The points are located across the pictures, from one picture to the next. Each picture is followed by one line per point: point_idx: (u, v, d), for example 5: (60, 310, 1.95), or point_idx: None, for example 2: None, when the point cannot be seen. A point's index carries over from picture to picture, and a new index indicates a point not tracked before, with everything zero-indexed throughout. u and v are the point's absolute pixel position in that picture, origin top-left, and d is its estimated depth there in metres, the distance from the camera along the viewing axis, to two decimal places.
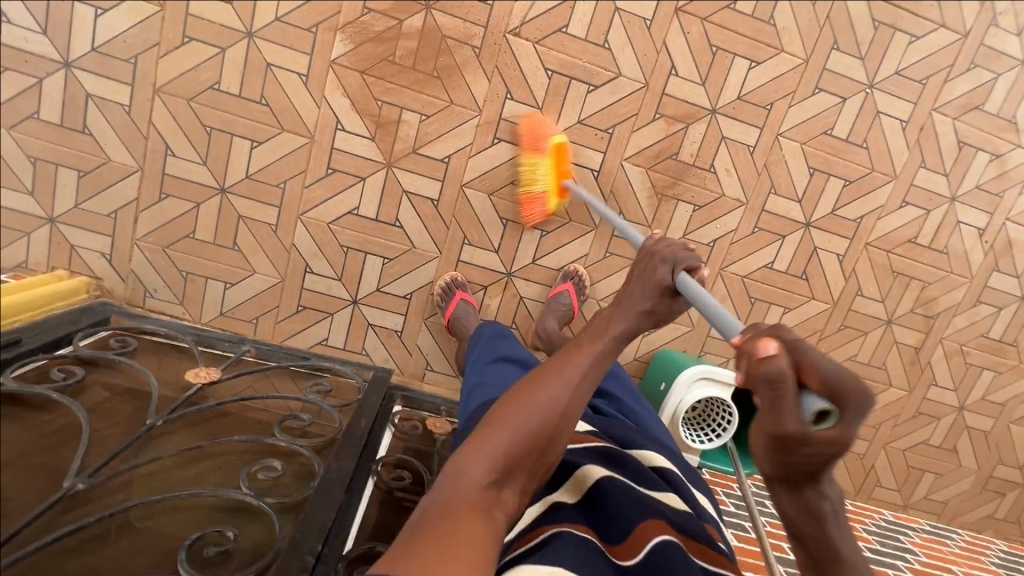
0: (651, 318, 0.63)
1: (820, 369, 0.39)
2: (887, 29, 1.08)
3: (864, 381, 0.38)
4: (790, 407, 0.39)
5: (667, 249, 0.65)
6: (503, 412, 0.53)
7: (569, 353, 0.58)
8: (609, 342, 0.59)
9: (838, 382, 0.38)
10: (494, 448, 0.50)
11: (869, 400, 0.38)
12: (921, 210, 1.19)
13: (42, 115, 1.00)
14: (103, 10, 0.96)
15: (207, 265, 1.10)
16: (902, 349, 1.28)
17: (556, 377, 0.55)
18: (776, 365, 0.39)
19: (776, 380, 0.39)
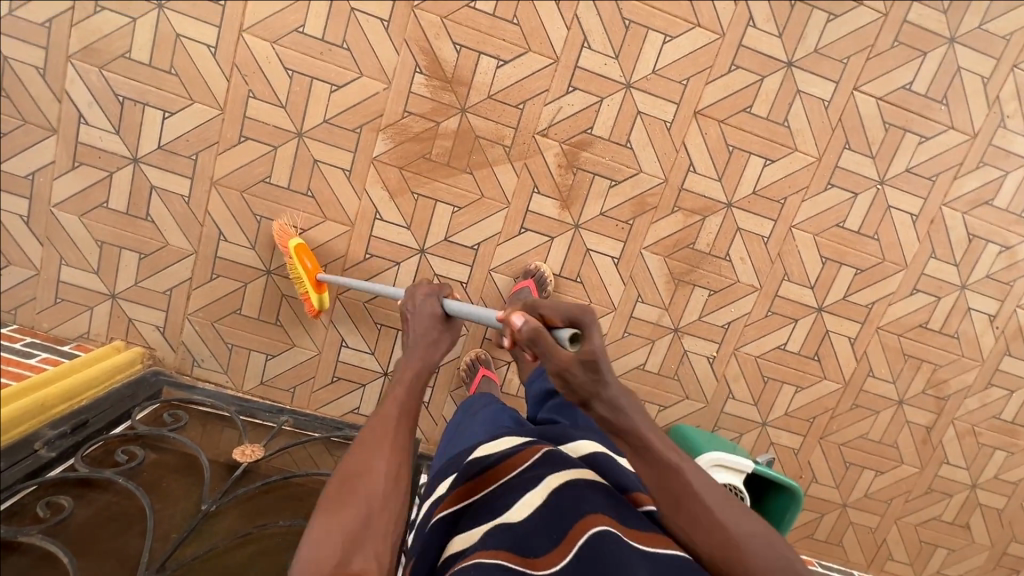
0: (441, 343, 0.74)
1: (551, 309, 0.59)
2: (898, 130, 1.13)
3: (581, 306, 0.58)
4: (548, 343, 0.56)
5: (428, 287, 0.79)
6: (339, 489, 0.54)
7: (380, 410, 0.62)
8: (409, 384, 0.65)
9: (570, 314, 0.58)
10: (328, 530, 0.51)
11: (591, 317, 0.58)
12: (931, 297, 1.23)
13: (110, 203, 1.10)
14: (170, 112, 1.06)
15: (251, 338, 1.18)
16: (913, 428, 1.31)
17: (367, 442, 0.58)
18: (529, 326, 0.56)
19: (533, 334, 0.56)
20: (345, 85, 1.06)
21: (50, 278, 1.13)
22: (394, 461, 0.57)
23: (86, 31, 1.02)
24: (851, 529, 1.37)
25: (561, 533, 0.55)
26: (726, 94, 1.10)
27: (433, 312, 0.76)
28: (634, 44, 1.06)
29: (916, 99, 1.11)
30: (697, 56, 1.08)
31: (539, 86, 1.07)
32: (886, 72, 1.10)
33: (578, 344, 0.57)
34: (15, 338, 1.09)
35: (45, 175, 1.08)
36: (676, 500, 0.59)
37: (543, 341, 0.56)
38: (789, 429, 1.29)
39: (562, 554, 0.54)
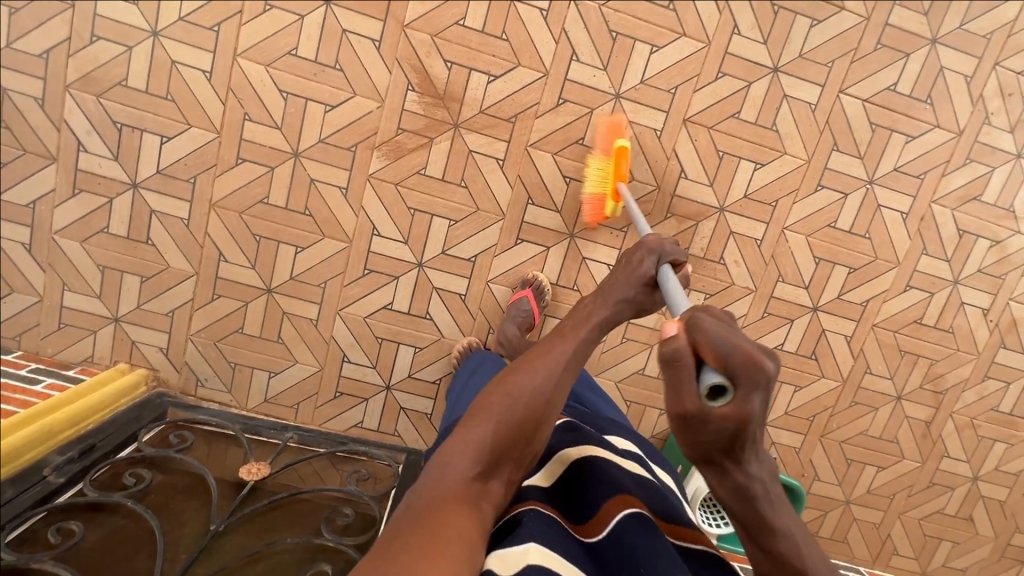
0: (631, 292, 0.70)
1: (711, 343, 0.42)
2: (884, 131, 1.15)
3: (751, 351, 0.40)
4: (679, 383, 0.42)
5: (653, 241, 0.72)
6: (491, 401, 0.58)
7: (547, 345, 0.62)
8: (590, 330, 0.65)
9: (735, 360, 0.40)
10: (474, 440, 0.55)
11: (761, 376, 0.40)
12: (925, 293, 1.24)
13: (111, 228, 1.11)
14: (167, 137, 1.07)
15: (254, 357, 1.19)
16: (913, 423, 1.32)
17: (533, 368, 0.59)
18: (670, 347, 0.43)
19: (668, 359, 0.43)
20: (338, 104, 1.07)
21: (54, 304, 1.14)
22: (548, 403, 0.58)
23: (82, 61, 1.03)
24: (855, 525, 1.38)
25: (607, 496, 0.59)
26: (714, 101, 1.11)
27: (644, 275, 0.70)
28: (622, 56, 1.08)
29: (901, 99, 1.13)
30: (684, 65, 1.09)
31: (530, 99, 1.09)
32: (870, 75, 1.12)
33: (725, 399, 0.42)
34: (20, 364, 1.12)
35: (46, 203, 1.09)
36: None
37: (675, 374, 0.43)
38: (790, 428, 1.30)
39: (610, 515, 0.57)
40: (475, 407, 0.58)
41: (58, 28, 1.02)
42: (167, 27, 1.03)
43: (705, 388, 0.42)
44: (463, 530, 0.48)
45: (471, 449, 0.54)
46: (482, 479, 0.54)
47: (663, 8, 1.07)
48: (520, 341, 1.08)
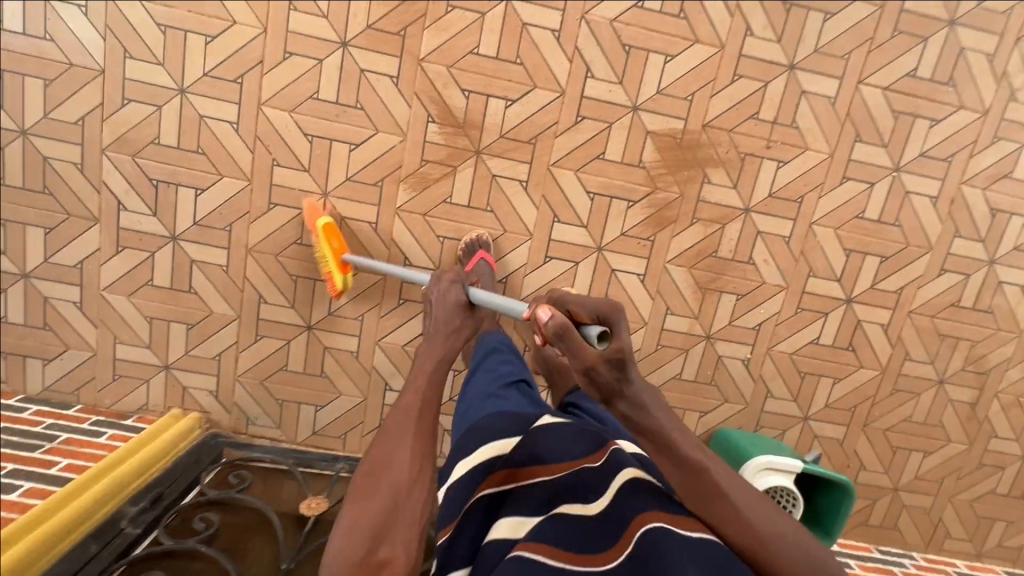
0: (463, 327, 0.81)
1: (581, 304, 0.64)
2: (907, 117, 1.14)
3: (607, 302, 0.62)
4: (576, 343, 0.61)
5: (452, 276, 0.87)
6: (365, 482, 0.62)
7: (400, 405, 0.68)
8: (432, 373, 0.72)
9: (601, 312, 0.63)
10: (356, 526, 0.59)
11: (619, 312, 0.62)
12: (960, 275, 1.23)
13: (155, 281, 1.15)
14: (201, 189, 1.11)
15: (300, 392, 1.22)
16: (957, 406, 1.31)
17: (394, 440, 0.65)
18: (553, 322, 0.61)
19: (559, 328, 0.61)
20: (362, 142, 1.10)
21: (107, 357, 1.19)
22: (418, 458, 0.64)
23: (116, 124, 1.07)
24: (905, 511, 1.37)
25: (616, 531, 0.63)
26: (732, 104, 1.11)
27: (458, 299, 0.83)
28: (636, 68, 1.09)
29: (922, 84, 1.12)
30: (699, 71, 1.09)
31: (549, 119, 1.10)
32: (889, 63, 1.11)
33: (607, 342, 0.62)
34: (83, 419, 1.14)
35: (93, 262, 1.14)
36: (704, 495, 0.64)
37: (569, 334, 0.61)
38: (831, 420, 1.30)
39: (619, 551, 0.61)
40: (355, 491, 0.62)
41: (91, 94, 1.06)
42: (193, 83, 1.06)
43: (594, 337, 0.62)
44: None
45: (358, 528, 0.59)
46: (372, 553, 0.58)
47: (675, 17, 1.07)
48: (555, 359, 1.13)
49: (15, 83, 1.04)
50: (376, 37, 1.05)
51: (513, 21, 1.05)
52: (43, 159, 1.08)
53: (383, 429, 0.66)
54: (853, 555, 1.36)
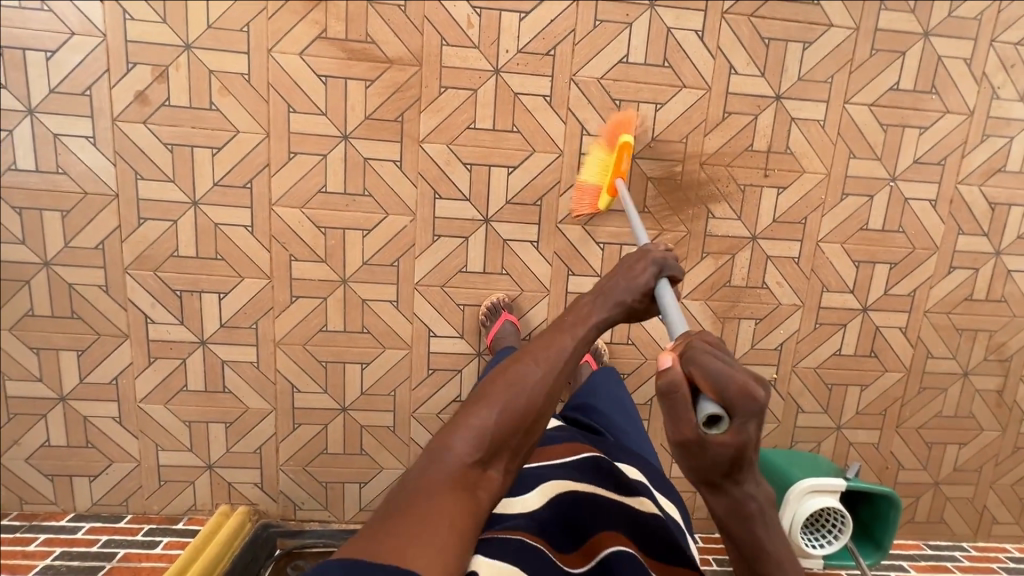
0: (621, 307, 0.68)
1: (714, 379, 0.47)
2: (896, 129, 1.17)
3: (742, 387, 0.46)
4: (679, 410, 0.48)
5: (658, 253, 0.73)
6: (494, 387, 0.56)
7: (552, 336, 0.61)
8: (587, 329, 0.63)
9: (730, 392, 0.47)
10: (473, 429, 0.53)
11: (752, 406, 0.46)
12: (969, 270, 1.25)
13: (189, 386, 1.17)
14: (223, 293, 1.13)
15: (342, 472, 1.24)
16: (985, 395, 1.33)
17: (535, 357, 0.58)
18: (669, 374, 0.50)
19: (668, 388, 0.49)
20: (374, 227, 1.12)
21: (151, 465, 1.21)
22: (534, 420, 0.56)
23: (135, 242, 1.10)
24: (950, 504, 1.38)
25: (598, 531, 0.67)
26: (725, 140, 1.14)
27: (641, 286, 0.70)
28: (628, 120, 1.12)
29: (905, 96, 1.15)
30: (690, 114, 1.12)
31: (551, 180, 1.13)
32: (871, 81, 1.14)
33: (720, 429, 0.48)
34: (137, 529, 1.20)
35: (128, 376, 1.16)
36: None
37: (676, 401, 0.48)
38: (864, 426, 1.32)
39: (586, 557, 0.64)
40: (483, 387, 0.57)
41: (109, 218, 1.08)
42: (205, 195, 1.09)
43: (703, 418, 0.48)
44: (454, 524, 0.48)
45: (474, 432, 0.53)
46: (479, 466, 0.53)
47: (659, 66, 1.10)
48: None
49: (35, 219, 1.07)
50: (376, 126, 1.08)
51: (505, 93, 1.09)
52: (68, 286, 1.11)
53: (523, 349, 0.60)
54: (904, 555, 1.36)
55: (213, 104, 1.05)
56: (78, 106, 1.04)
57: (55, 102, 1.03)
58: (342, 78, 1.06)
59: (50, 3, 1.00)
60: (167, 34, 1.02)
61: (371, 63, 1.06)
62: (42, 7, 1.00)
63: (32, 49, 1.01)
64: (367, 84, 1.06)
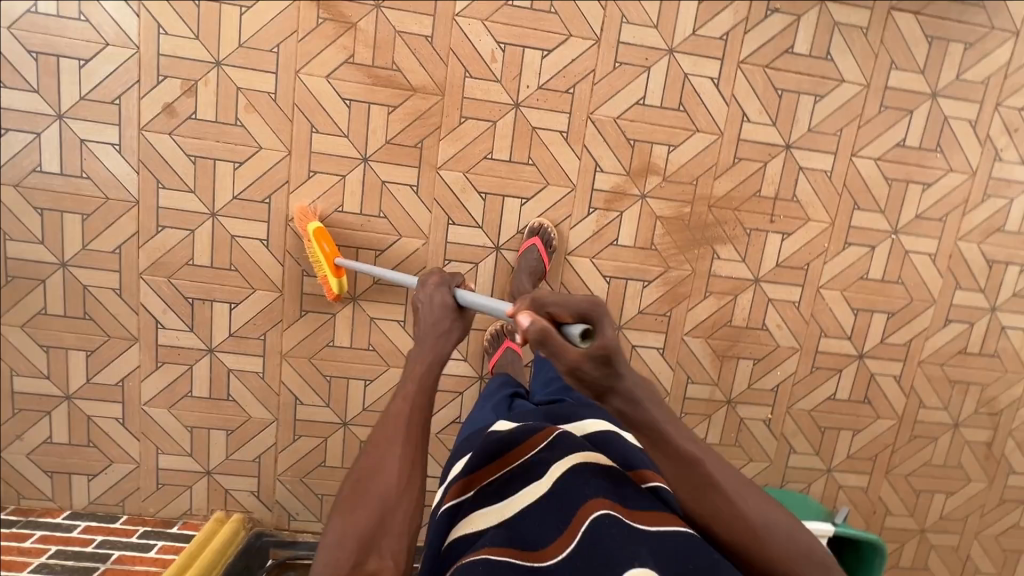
0: (453, 334, 0.73)
1: (558, 304, 0.53)
2: (900, 184, 1.20)
3: (591, 298, 0.53)
4: (561, 347, 0.52)
5: (435, 279, 0.75)
6: (354, 494, 0.60)
7: (383, 420, 0.65)
8: (416, 383, 0.68)
9: (580, 308, 0.53)
10: (340, 552, 0.56)
11: (600, 310, 0.53)
12: (964, 324, 1.28)
13: (194, 392, 1.19)
14: (235, 303, 1.15)
15: (338, 485, 1.25)
16: (974, 447, 1.35)
17: (385, 448, 0.62)
18: (535, 327, 0.51)
19: (539, 333, 0.52)
20: (386, 248, 1.15)
21: (150, 467, 1.22)
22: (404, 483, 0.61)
23: (152, 249, 1.12)
24: (935, 552, 1.39)
25: (564, 516, 0.62)
26: (734, 184, 1.17)
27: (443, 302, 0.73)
28: (641, 160, 1.15)
29: (911, 152, 1.18)
30: (702, 158, 1.15)
31: (562, 213, 1.16)
32: (878, 137, 1.17)
33: (590, 341, 0.53)
34: (131, 531, 1.21)
35: (134, 379, 1.18)
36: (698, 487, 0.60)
37: (551, 340, 0.52)
38: (854, 470, 1.34)
39: (563, 542, 0.60)
40: (342, 501, 0.60)
41: (128, 224, 1.11)
42: (224, 207, 1.11)
43: (576, 337, 0.53)
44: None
45: (353, 538, 0.57)
46: (361, 565, 0.56)
47: (675, 110, 1.13)
48: None
49: (55, 220, 1.10)
50: (395, 150, 1.11)
51: (523, 126, 1.12)
52: (83, 287, 1.13)
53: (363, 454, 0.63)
54: None
55: (239, 120, 1.08)
56: (106, 114, 1.06)
57: (84, 108, 1.05)
58: (366, 102, 1.08)
59: (87, 13, 1.03)
60: (199, 50, 1.05)
61: (395, 89, 1.08)
62: (79, 17, 1.02)
63: (65, 57, 1.04)
64: (390, 109, 1.09)
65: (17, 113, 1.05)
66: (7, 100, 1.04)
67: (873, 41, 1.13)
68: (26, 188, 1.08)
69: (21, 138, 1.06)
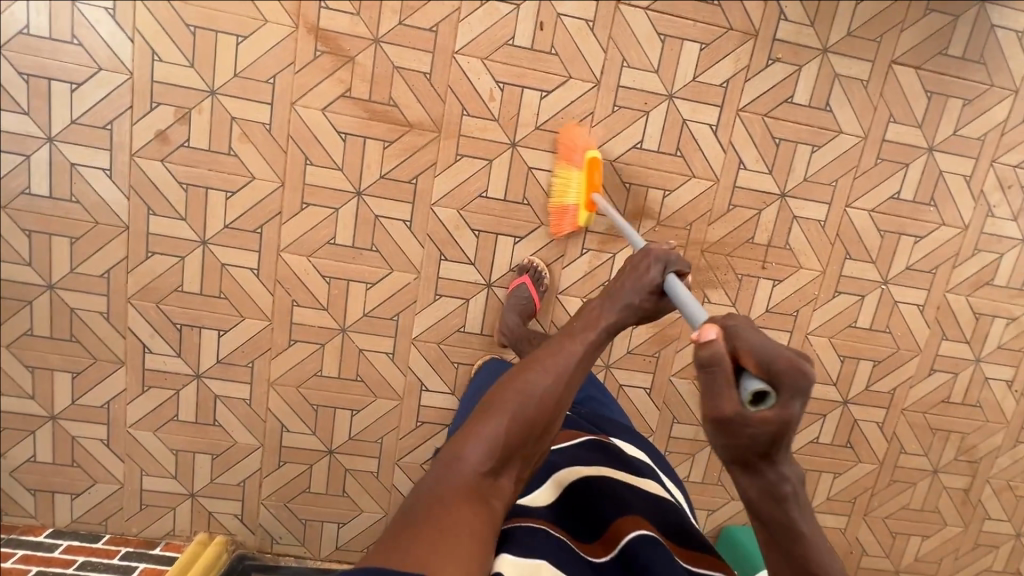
0: (623, 321, 0.72)
1: (756, 352, 0.46)
2: (892, 235, 1.20)
3: (793, 362, 0.44)
4: (722, 385, 0.46)
5: (661, 250, 0.77)
6: (501, 396, 0.63)
7: (555, 351, 0.66)
8: (597, 332, 0.68)
9: (773, 366, 0.45)
10: (481, 445, 0.60)
11: (803, 381, 0.44)
12: (948, 374, 1.29)
13: (180, 416, 1.19)
14: (224, 330, 1.15)
15: (322, 511, 1.26)
16: (952, 493, 1.37)
17: (544, 367, 0.64)
18: (711, 346, 0.47)
19: (707, 361, 0.47)
20: (377, 281, 1.15)
21: (134, 488, 1.22)
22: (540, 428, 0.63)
23: (141, 274, 1.11)
24: None
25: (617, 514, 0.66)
26: (728, 230, 1.17)
27: (653, 282, 0.74)
28: (636, 203, 1.15)
29: (905, 205, 1.19)
30: (697, 203, 1.15)
31: (555, 253, 1.16)
32: (873, 188, 1.17)
33: (763, 406, 0.46)
34: (114, 551, 1.22)
35: (120, 402, 1.17)
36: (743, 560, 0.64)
37: (712, 374, 0.47)
38: (833, 511, 1.36)
39: (613, 539, 0.63)
40: (489, 399, 0.63)
41: (117, 249, 1.10)
42: (215, 235, 1.10)
43: (747, 395, 0.47)
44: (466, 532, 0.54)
45: (485, 447, 0.60)
46: (492, 469, 0.60)
47: (672, 155, 1.13)
48: None
49: (43, 242, 1.09)
50: (390, 185, 1.10)
51: (519, 166, 1.11)
52: (70, 309, 1.12)
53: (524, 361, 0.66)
54: None
55: (232, 150, 1.07)
56: (97, 138, 1.05)
57: (75, 132, 1.04)
58: (361, 136, 1.07)
59: (80, 36, 1.01)
60: (193, 78, 1.03)
61: (392, 124, 1.07)
62: (72, 40, 1.01)
63: (57, 80, 1.02)
64: (385, 144, 1.08)
65: (6, 135, 1.04)
66: None
67: (872, 94, 1.13)
68: (15, 210, 1.07)
69: (10, 159, 1.05)
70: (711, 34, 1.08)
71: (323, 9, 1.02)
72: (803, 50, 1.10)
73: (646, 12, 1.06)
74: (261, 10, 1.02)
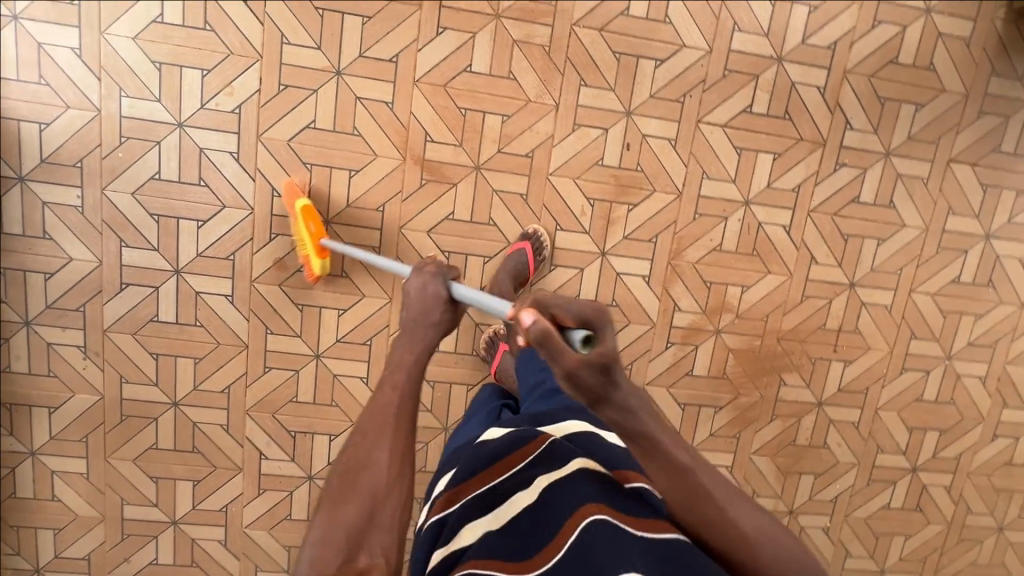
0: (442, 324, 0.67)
1: (567, 312, 0.53)
2: (954, 315, 1.28)
3: (593, 304, 0.53)
4: (558, 351, 0.50)
5: (434, 264, 0.72)
6: (339, 488, 0.57)
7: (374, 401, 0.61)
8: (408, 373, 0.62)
9: (585, 313, 0.53)
10: (329, 535, 0.54)
11: (603, 313, 0.53)
12: (1010, 438, 1.37)
13: (293, 515, 1.26)
14: (335, 434, 1.22)
15: None
16: (1017, 548, 1.44)
17: (379, 435, 0.59)
18: (538, 326, 0.51)
19: (542, 334, 0.51)
20: (476, 383, 1.22)
21: None
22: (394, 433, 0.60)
23: (258, 388, 1.19)
24: None
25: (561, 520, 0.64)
26: (801, 319, 1.25)
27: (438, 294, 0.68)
28: (717, 299, 1.22)
29: (965, 287, 1.27)
30: (773, 296, 1.23)
31: (641, 349, 1.23)
32: (936, 274, 1.25)
33: (590, 347, 0.52)
34: None
35: (236, 505, 1.24)
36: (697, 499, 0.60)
37: (554, 341, 0.50)
38: (905, 570, 1.42)
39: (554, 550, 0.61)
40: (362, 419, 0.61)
41: (236, 367, 1.17)
42: (327, 349, 1.18)
43: (578, 342, 0.52)
44: None
45: (368, 447, 0.58)
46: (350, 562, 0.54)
47: (749, 255, 1.21)
48: None
49: (169, 365, 1.16)
50: None
51: (609, 272, 1.19)
52: (192, 424, 1.19)
53: (355, 436, 0.60)
54: None
55: (344, 272, 1.15)
56: (220, 268, 1.13)
57: (200, 264, 1.12)
58: (462, 254, 1.16)
59: (207, 178, 1.09)
60: None
61: (490, 241, 1.15)
62: (199, 182, 1.09)
63: (185, 218, 1.10)
64: (485, 259, 1.16)
65: (137, 270, 1.11)
66: (128, 258, 1.11)
67: (932, 189, 1.21)
68: (143, 336, 1.14)
69: (141, 291, 1.12)
70: (783, 144, 1.16)
71: (428, 142, 1.10)
72: (868, 154, 1.19)
73: (724, 129, 1.15)
74: (372, 146, 1.10)
